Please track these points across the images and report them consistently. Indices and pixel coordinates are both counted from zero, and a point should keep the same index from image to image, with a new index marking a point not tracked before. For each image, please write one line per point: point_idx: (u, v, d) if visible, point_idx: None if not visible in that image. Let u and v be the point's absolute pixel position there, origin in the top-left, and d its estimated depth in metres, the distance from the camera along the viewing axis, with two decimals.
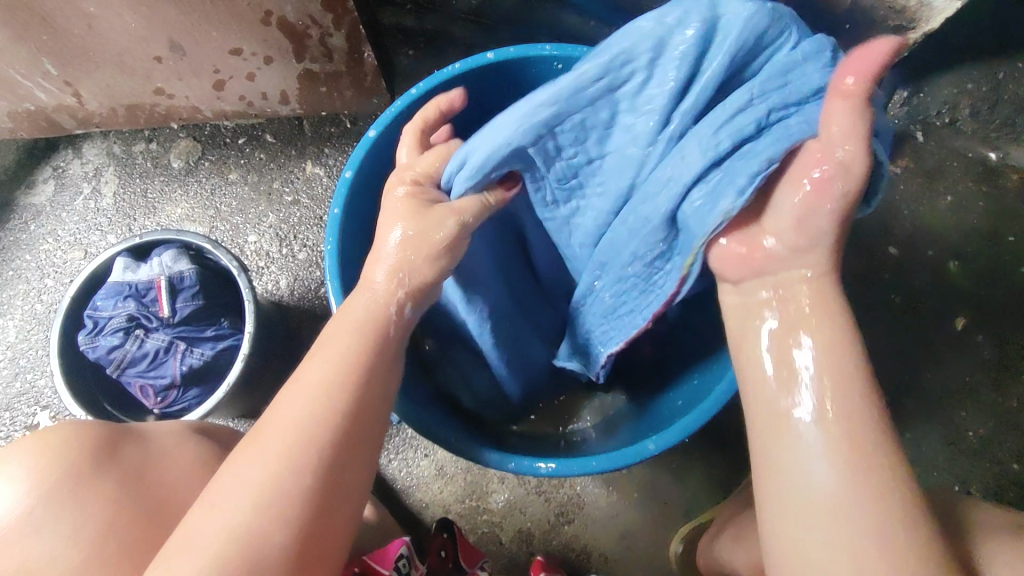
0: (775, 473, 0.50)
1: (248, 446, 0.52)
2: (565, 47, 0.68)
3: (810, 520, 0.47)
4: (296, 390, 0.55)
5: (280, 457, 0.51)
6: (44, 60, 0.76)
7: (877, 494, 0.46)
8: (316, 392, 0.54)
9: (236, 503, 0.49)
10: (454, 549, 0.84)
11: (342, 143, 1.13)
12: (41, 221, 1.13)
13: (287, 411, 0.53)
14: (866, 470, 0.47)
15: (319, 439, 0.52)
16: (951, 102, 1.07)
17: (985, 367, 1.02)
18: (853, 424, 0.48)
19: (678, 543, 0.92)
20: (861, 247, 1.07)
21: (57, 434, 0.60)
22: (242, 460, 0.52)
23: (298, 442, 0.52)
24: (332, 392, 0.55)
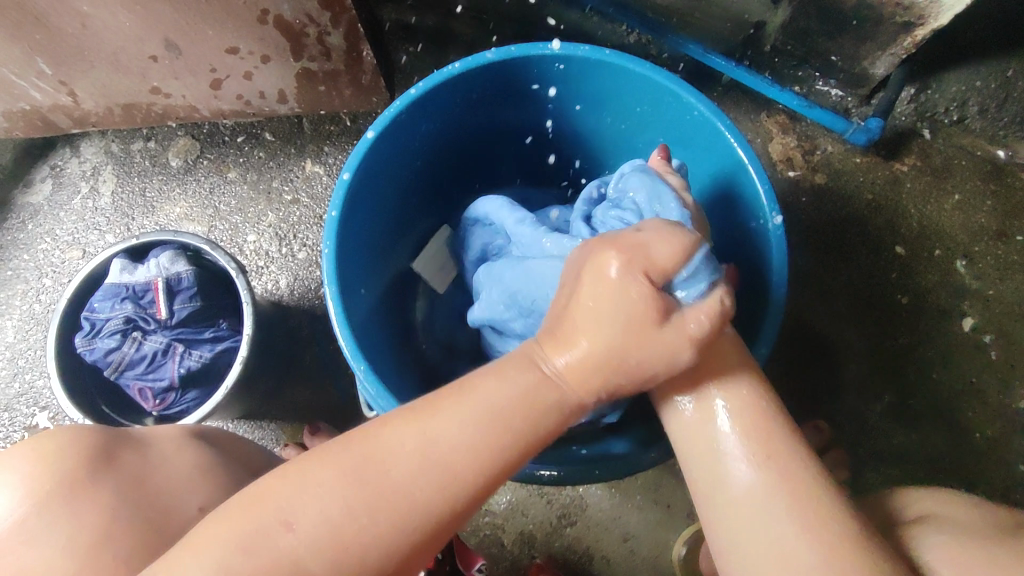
0: (696, 473, 0.54)
1: (364, 456, 0.48)
2: (567, 45, 0.67)
3: (733, 514, 0.51)
4: (405, 436, 0.49)
5: (344, 468, 0.48)
6: (38, 59, 0.75)
7: (789, 474, 0.51)
8: (422, 460, 0.48)
9: (274, 548, 0.46)
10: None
11: (342, 141, 1.12)
12: (40, 220, 1.12)
13: (442, 446, 0.48)
14: (779, 462, 0.51)
15: (387, 520, 0.47)
16: (960, 99, 1.06)
17: (992, 368, 1.00)
18: (747, 411, 0.54)
19: (682, 546, 0.92)
20: (867, 247, 1.05)
21: (53, 439, 0.60)
22: (300, 486, 0.47)
23: (362, 514, 0.47)
24: (458, 477, 0.48)
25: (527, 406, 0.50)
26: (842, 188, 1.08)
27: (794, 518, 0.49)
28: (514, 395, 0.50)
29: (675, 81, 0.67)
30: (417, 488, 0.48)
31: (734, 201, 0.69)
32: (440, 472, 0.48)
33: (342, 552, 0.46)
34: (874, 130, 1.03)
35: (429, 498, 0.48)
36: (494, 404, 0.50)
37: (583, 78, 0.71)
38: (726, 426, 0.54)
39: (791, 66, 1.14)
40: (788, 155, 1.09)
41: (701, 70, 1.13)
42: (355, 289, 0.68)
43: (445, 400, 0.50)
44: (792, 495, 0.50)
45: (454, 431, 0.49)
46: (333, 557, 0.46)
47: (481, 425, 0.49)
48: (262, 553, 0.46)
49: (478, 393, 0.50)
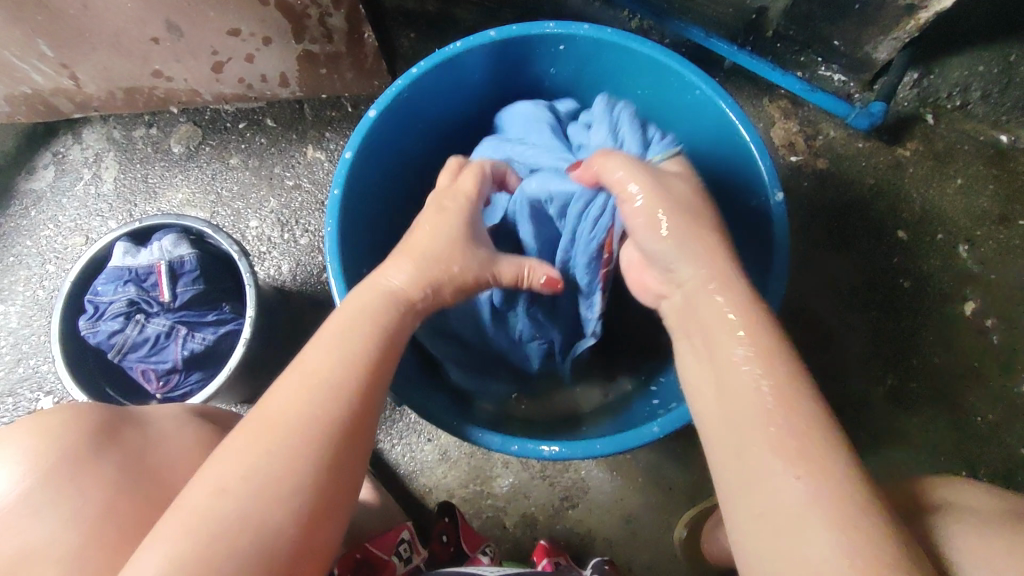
0: (728, 480, 0.48)
1: (246, 450, 0.49)
2: (569, 24, 0.66)
3: (770, 525, 0.44)
4: (295, 391, 0.53)
5: (267, 433, 0.50)
6: (40, 42, 0.76)
7: (826, 469, 0.44)
8: (313, 391, 0.53)
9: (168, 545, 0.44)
10: (457, 533, 0.85)
11: (343, 127, 1.12)
12: (42, 206, 1.12)
13: (278, 415, 0.51)
14: (807, 447, 0.45)
15: (305, 429, 0.51)
16: (962, 85, 1.06)
17: (994, 352, 1.00)
18: (792, 412, 0.47)
19: (683, 528, 0.92)
20: (868, 231, 1.05)
21: (58, 415, 0.60)
22: (225, 459, 0.49)
23: (287, 453, 0.49)
24: (332, 389, 0.53)
25: (324, 381, 0.53)
26: (844, 173, 1.07)
27: (828, 517, 0.42)
28: (332, 371, 0.54)
29: (677, 59, 0.66)
30: (287, 460, 0.49)
31: (735, 181, 0.70)
32: (314, 388, 0.53)
33: (245, 543, 0.45)
34: (876, 115, 1.02)
35: (330, 410, 0.52)
36: (289, 392, 0.53)
37: (585, 57, 0.71)
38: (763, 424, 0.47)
39: (793, 52, 1.14)
40: (790, 140, 1.09)
41: (703, 55, 1.13)
42: (357, 269, 0.68)
43: (288, 379, 0.54)
44: (838, 506, 0.42)
45: (294, 395, 0.52)
46: (276, 483, 0.48)
47: (288, 399, 0.52)
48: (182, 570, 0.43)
49: (302, 372, 0.54)
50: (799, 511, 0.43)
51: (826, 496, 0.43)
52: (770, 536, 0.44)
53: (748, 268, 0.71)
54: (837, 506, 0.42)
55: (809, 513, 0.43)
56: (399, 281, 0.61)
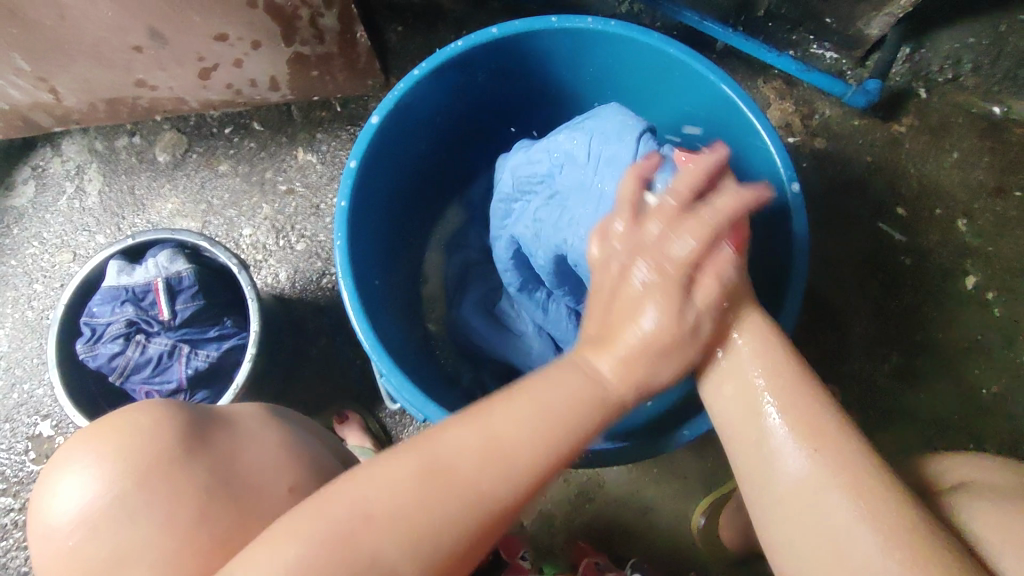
0: (754, 482, 0.53)
1: (474, 439, 0.49)
2: (572, 18, 0.65)
3: (818, 538, 0.48)
4: (468, 434, 0.49)
5: (413, 473, 0.48)
6: (16, 55, 0.72)
7: (847, 468, 0.49)
8: (483, 445, 0.49)
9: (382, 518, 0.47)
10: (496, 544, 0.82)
11: (333, 128, 1.08)
12: (26, 224, 1.08)
13: (546, 407, 0.51)
14: (829, 454, 0.50)
15: (453, 506, 0.47)
16: (954, 56, 1.05)
17: (996, 324, 1.02)
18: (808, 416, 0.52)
19: (701, 517, 0.92)
20: (868, 209, 1.05)
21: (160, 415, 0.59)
22: (377, 481, 0.48)
23: (431, 508, 0.47)
24: (518, 458, 0.49)
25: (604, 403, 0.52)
26: (842, 151, 1.07)
27: (857, 512, 0.47)
28: (528, 439, 0.49)
29: (682, 49, 0.65)
30: (531, 454, 0.49)
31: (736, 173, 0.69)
32: (494, 452, 0.49)
33: (464, 520, 0.47)
34: (872, 92, 1.02)
35: (491, 490, 0.48)
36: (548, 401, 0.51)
37: (591, 51, 0.70)
38: (790, 433, 0.51)
39: (785, 30, 1.10)
40: (786, 121, 1.08)
41: (696, 38, 1.10)
42: (369, 283, 0.66)
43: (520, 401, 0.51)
44: (856, 483, 0.48)
45: (519, 425, 0.50)
46: (405, 538, 0.46)
47: (564, 409, 0.51)
48: (402, 502, 0.47)
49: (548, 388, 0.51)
50: (812, 485, 0.49)
51: (838, 476, 0.49)
52: (795, 516, 0.50)
53: (765, 262, 0.70)
54: (853, 483, 0.48)
55: (826, 491, 0.49)
56: (609, 371, 0.53)
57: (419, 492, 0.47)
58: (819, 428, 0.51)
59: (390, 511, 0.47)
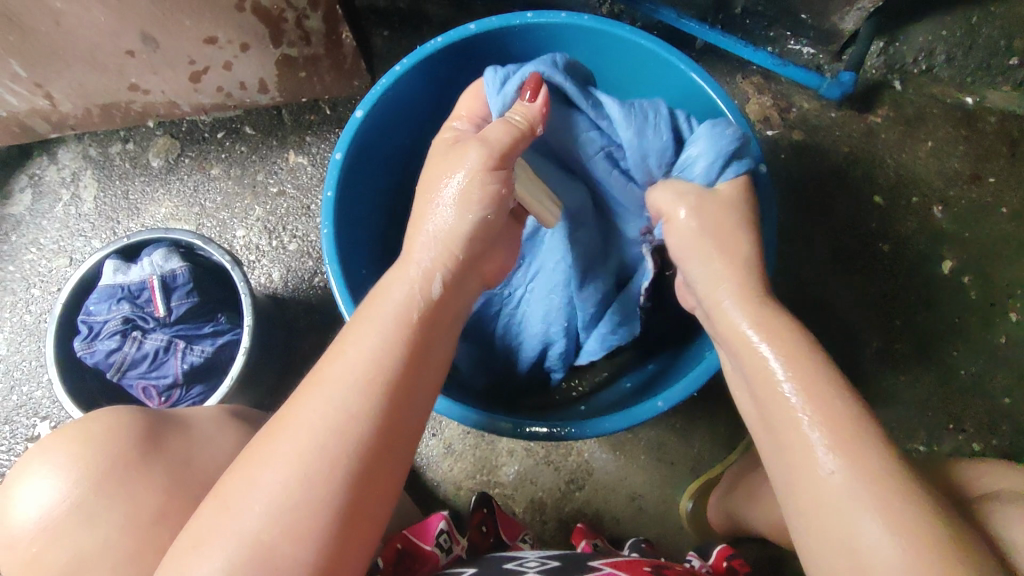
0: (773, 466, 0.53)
1: (293, 427, 0.48)
2: (546, 13, 0.68)
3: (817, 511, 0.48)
4: (302, 421, 0.48)
5: (304, 458, 0.46)
6: (12, 62, 0.74)
7: (865, 457, 0.47)
8: (320, 434, 0.47)
9: (266, 486, 0.45)
10: (495, 524, 0.84)
11: (323, 130, 1.10)
12: (23, 230, 1.11)
13: (334, 390, 0.49)
14: (845, 441, 0.48)
15: (322, 494, 0.45)
16: (927, 49, 1.09)
17: (974, 307, 1.04)
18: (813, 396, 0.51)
19: (689, 500, 0.94)
20: (846, 198, 1.08)
21: (93, 427, 0.59)
22: (278, 464, 0.46)
23: (313, 498, 0.45)
24: (330, 451, 0.46)
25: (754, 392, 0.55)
26: (820, 143, 1.10)
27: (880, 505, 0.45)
28: (336, 422, 0.47)
29: (651, 40, 0.68)
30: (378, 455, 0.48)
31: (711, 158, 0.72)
32: (332, 440, 0.47)
33: (318, 513, 0.45)
34: (846, 84, 1.05)
35: (332, 480, 0.46)
36: (351, 380, 0.50)
37: (566, 44, 0.73)
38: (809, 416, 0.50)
39: (762, 27, 1.12)
40: (765, 114, 1.11)
41: (675, 35, 1.13)
42: (357, 272, 0.68)
43: (325, 380, 0.50)
44: (872, 471, 0.46)
45: (319, 416, 0.48)
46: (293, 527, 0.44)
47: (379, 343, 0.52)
48: (306, 478, 0.45)
49: (350, 362, 0.51)
50: (838, 487, 0.47)
51: (858, 468, 0.47)
52: (821, 516, 0.48)
53: None
54: (869, 472, 0.46)
55: (851, 488, 0.46)
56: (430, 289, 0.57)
57: (329, 461, 0.46)
58: (837, 420, 0.49)
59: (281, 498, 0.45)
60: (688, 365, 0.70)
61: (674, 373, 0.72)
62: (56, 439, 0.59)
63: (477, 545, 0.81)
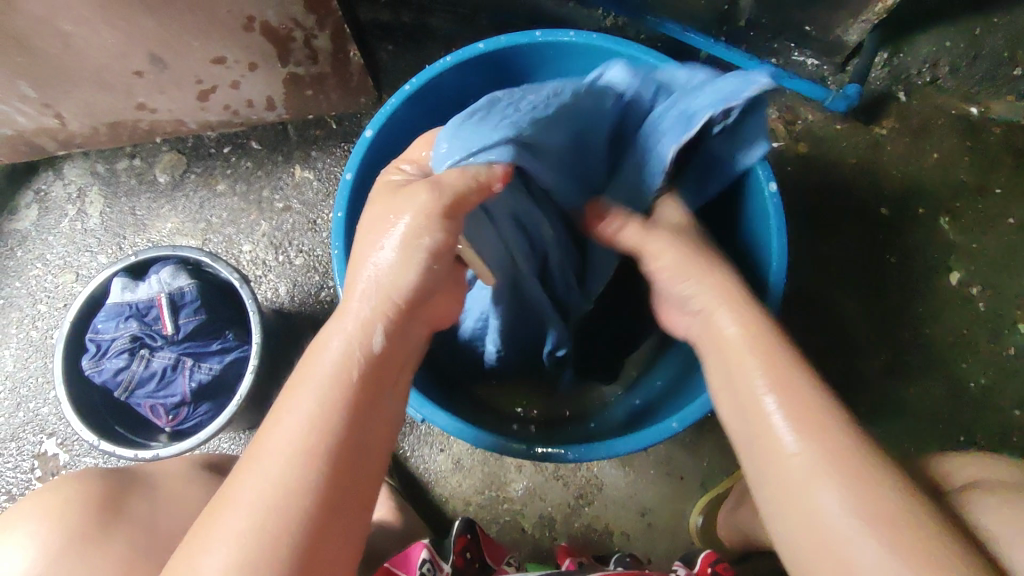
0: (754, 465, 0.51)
1: (245, 477, 0.45)
2: (555, 33, 0.68)
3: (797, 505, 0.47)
4: (253, 469, 0.45)
5: (253, 511, 0.43)
6: (21, 83, 0.74)
7: (835, 449, 0.47)
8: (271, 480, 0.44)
9: (230, 529, 0.43)
10: (479, 550, 0.83)
11: (329, 145, 1.10)
12: (29, 246, 1.11)
13: (283, 432, 0.46)
14: (821, 438, 0.48)
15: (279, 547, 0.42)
16: (931, 60, 1.08)
17: (982, 318, 1.04)
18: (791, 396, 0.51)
19: (699, 516, 0.94)
20: (853, 210, 1.08)
21: (58, 495, 0.62)
22: (231, 516, 0.43)
23: (266, 551, 0.42)
24: (286, 493, 0.44)
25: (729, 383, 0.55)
26: (826, 155, 1.09)
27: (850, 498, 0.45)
28: (285, 466, 0.45)
29: (660, 58, 0.68)
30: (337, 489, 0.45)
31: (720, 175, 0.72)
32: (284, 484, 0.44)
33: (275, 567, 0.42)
34: (852, 97, 1.04)
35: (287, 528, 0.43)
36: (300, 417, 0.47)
37: (574, 63, 0.73)
38: (797, 419, 0.49)
39: (765, 40, 1.11)
40: (770, 127, 1.11)
41: (679, 49, 1.13)
42: None
43: (274, 420, 0.47)
44: (843, 463, 0.47)
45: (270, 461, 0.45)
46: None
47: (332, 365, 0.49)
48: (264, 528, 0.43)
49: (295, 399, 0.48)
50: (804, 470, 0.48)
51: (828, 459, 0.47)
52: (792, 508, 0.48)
53: (747, 260, 0.73)
54: (840, 464, 0.47)
55: (817, 475, 0.47)
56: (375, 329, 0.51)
57: (282, 508, 0.43)
58: (803, 405, 0.50)
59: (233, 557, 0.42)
60: (697, 382, 0.70)
61: (685, 390, 0.72)
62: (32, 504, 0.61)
63: (463, 570, 0.80)
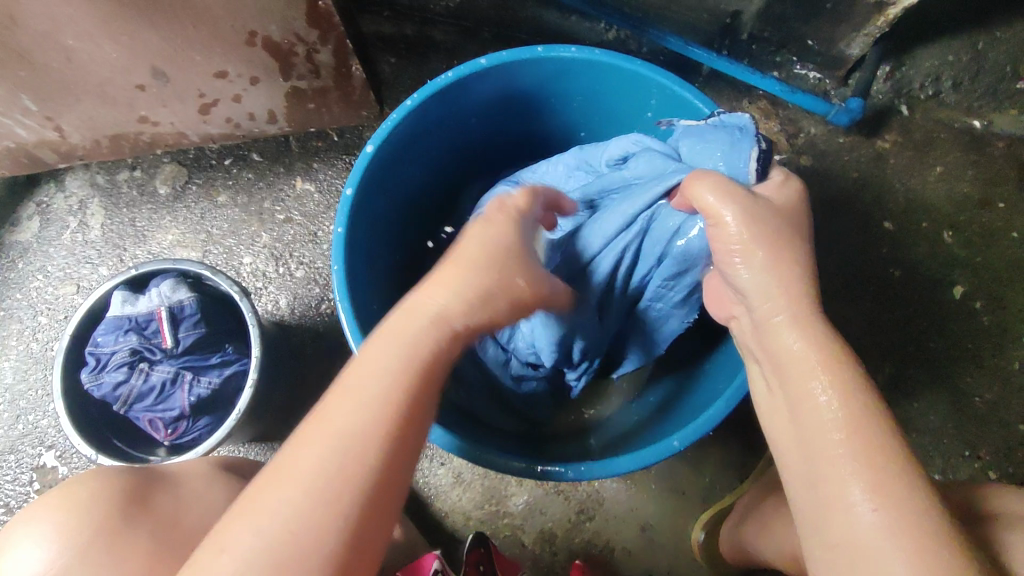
0: (795, 494, 0.51)
1: (326, 424, 0.48)
2: (557, 48, 0.68)
3: (844, 555, 0.46)
4: (338, 418, 0.48)
5: (332, 455, 0.47)
6: (23, 96, 0.74)
7: (908, 513, 0.45)
8: (351, 434, 0.48)
9: (284, 503, 0.45)
10: (492, 563, 0.82)
11: (330, 157, 1.10)
12: (29, 257, 1.10)
13: (366, 388, 0.49)
14: (889, 492, 0.46)
15: (355, 494, 0.46)
16: (934, 74, 1.08)
17: (986, 333, 1.03)
18: (858, 439, 0.48)
19: (700, 532, 0.93)
20: (856, 224, 1.07)
21: (72, 488, 0.61)
22: (308, 457, 0.47)
23: (339, 495, 0.46)
24: (365, 443, 0.47)
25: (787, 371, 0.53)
26: (828, 168, 1.09)
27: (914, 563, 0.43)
28: (368, 423, 0.48)
29: (663, 75, 0.68)
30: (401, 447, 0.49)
31: None
32: (362, 439, 0.47)
33: (344, 510, 0.45)
34: (855, 111, 1.04)
35: (361, 479, 0.46)
36: (381, 381, 0.50)
37: (576, 78, 0.73)
38: (849, 455, 0.48)
39: (768, 52, 1.11)
40: (772, 140, 1.10)
41: (681, 62, 1.13)
42: (368, 307, 0.68)
43: (356, 375, 0.50)
44: (904, 518, 0.45)
45: (354, 413, 0.48)
46: (321, 522, 0.45)
47: (380, 382, 0.50)
48: (340, 476, 0.46)
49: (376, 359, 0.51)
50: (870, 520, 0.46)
51: (896, 512, 0.45)
52: (842, 552, 0.46)
53: None
54: (903, 518, 0.45)
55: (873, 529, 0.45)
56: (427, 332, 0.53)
57: (363, 455, 0.47)
58: (876, 458, 0.47)
59: (312, 496, 0.45)
60: (696, 405, 0.70)
61: (689, 409, 0.71)
62: (44, 503, 0.61)
63: None
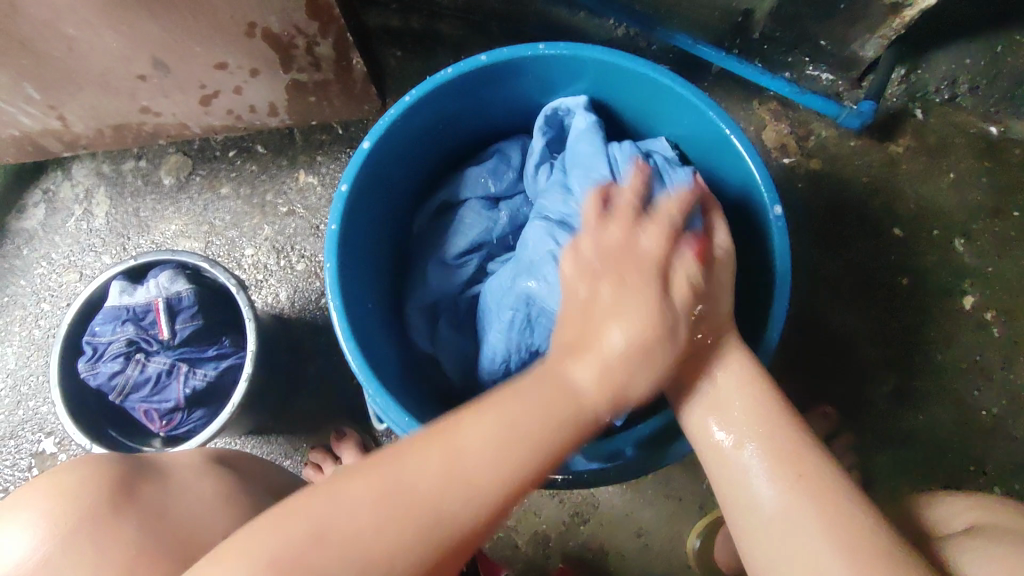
0: (734, 513, 0.56)
1: (437, 455, 0.49)
2: (558, 45, 0.67)
3: (769, 532, 0.53)
4: (477, 435, 0.50)
5: (403, 499, 0.47)
6: (25, 85, 0.74)
7: (816, 492, 0.53)
8: (470, 473, 0.49)
9: (357, 519, 0.46)
10: None
11: (334, 150, 1.10)
12: (34, 245, 1.11)
13: (481, 446, 0.49)
14: (807, 489, 0.53)
15: (415, 539, 0.47)
16: (950, 77, 1.05)
17: (996, 344, 1.01)
18: (774, 430, 0.56)
19: (696, 538, 0.92)
20: (865, 229, 1.05)
21: (66, 474, 0.62)
22: (389, 479, 0.48)
23: (401, 530, 0.46)
24: (461, 506, 0.48)
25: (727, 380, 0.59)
26: (838, 172, 1.07)
27: (825, 532, 0.51)
28: (459, 499, 0.48)
29: (665, 73, 0.67)
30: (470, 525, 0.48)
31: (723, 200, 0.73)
32: (464, 488, 0.48)
33: (411, 547, 0.46)
34: (866, 113, 1.02)
35: (456, 515, 0.48)
36: (499, 430, 0.50)
37: (578, 73, 0.71)
38: (753, 453, 0.56)
39: (780, 52, 1.09)
40: (782, 142, 1.08)
41: (691, 62, 1.11)
42: (361, 303, 0.68)
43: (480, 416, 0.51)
44: (818, 498, 0.52)
45: (478, 451, 0.49)
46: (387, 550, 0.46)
47: (499, 456, 0.49)
48: (413, 509, 0.47)
49: (516, 397, 0.51)
50: (786, 513, 0.53)
51: (805, 499, 0.53)
52: (778, 542, 0.53)
53: (746, 280, 0.73)
54: (816, 500, 0.52)
55: (798, 520, 0.52)
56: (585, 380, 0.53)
57: (455, 507, 0.48)
58: (788, 451, 0.55)
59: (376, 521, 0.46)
60: None
61: None
62: (36, 488, 0.61)
63: None
